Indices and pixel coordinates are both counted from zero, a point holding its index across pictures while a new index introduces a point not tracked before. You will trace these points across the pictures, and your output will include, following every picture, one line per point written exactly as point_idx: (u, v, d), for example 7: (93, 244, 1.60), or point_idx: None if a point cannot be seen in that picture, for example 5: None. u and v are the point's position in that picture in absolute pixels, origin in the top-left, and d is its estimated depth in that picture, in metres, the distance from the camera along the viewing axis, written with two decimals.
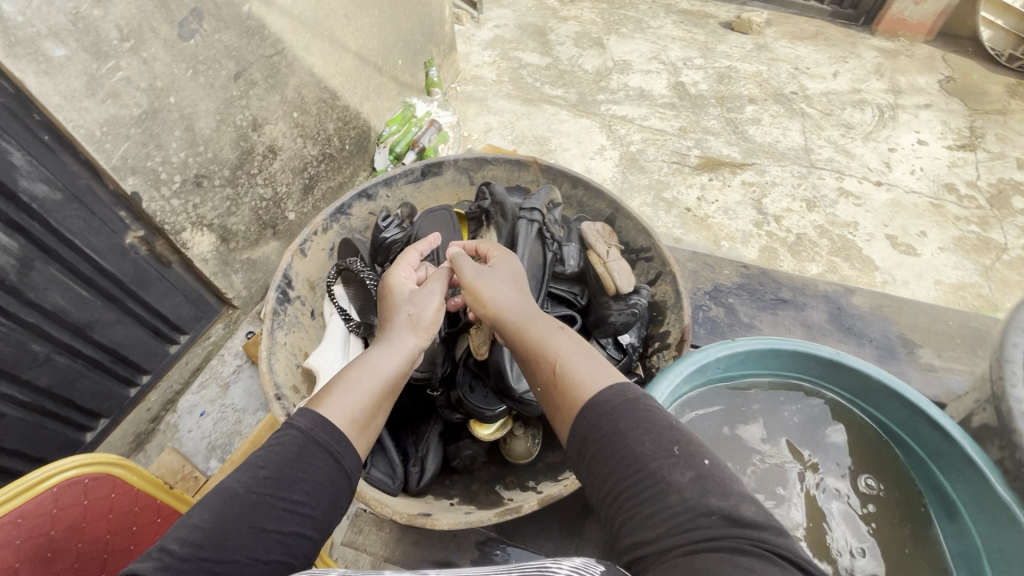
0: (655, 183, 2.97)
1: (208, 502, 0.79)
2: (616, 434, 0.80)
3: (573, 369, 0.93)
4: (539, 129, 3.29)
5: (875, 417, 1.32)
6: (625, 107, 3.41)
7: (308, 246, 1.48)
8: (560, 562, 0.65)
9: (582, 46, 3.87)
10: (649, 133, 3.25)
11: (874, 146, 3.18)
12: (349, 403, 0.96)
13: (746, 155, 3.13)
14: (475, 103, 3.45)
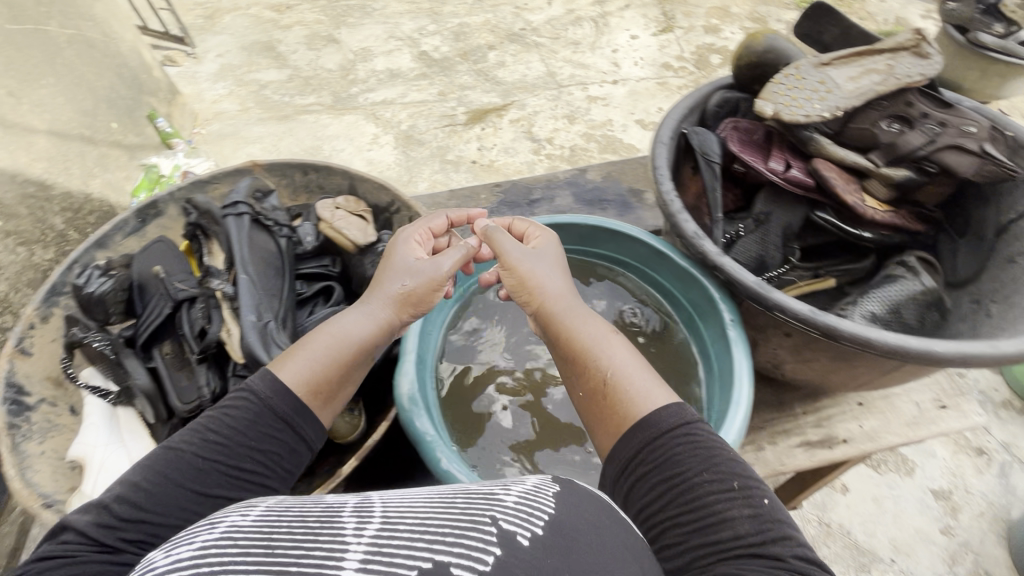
0: (436, 150, 3.07)
1: (152, 456, 0.83)
2: (674, 460, 0.82)
3: (627, 381, 0.94)
4: (307, 141, 3.17)
5: (591, 255, 1.46)
6: (381, 91, 3.42)
7: (28, 342, 1.27)
8: (510, 490, 0.67)
9: (317, 47, 3.75)
10: (413, 107, 3.31)
11: (600, 52, 3.58)
12: (312, 370, 0.95)
13: (504, 96, 3.34)
14: (231, 139, 3.21)
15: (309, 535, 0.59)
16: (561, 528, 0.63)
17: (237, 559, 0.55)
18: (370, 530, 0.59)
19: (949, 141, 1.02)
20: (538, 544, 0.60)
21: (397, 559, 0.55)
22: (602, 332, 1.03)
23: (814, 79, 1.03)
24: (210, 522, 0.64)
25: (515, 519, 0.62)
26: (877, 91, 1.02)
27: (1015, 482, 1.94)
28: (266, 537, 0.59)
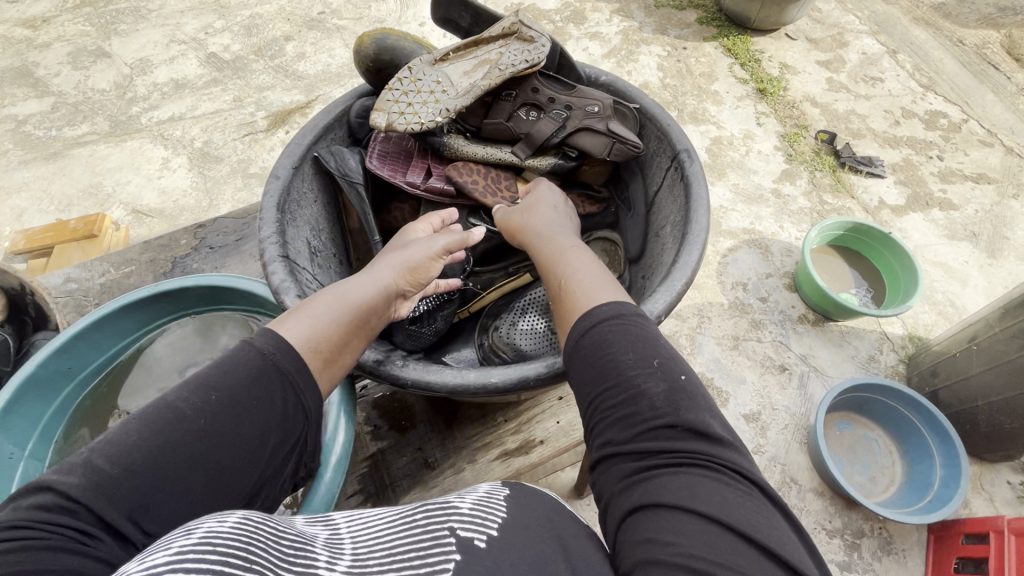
0: (237, 165, 2.80)
1: (145, 414, 0.81)
2: (605, 346, 0.81)
3: (570, 287, 0.92)
4: (83, 179, 2.78)
5: (221, 308, 1.49)
6: (167, 107, 3.04)
7: None
8: (463, 495, 0.73)
9: (84, 65, 3.25)
10: (206, 120, 2.98)
11: (408, 27, 3.36)
12: (313, 330, 0.93)
13: (308, 92, 3.07)
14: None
15: (288, 561, 0.61)
16: (513, 526, 0.69)
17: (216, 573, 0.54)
18: (345, 565, 0.63)
19: (578, 125, 1.22)
20: (498, 544, 0.66)
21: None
22: (570, 255, 1.00)
23: (429, 81, 1.15)
24: (186, 528, 0.61)
25: (471, 524, 0.68)
26: (487, 86, 1.15)
27: (812, 389, 2.11)
28: (244, 544, 0.59)
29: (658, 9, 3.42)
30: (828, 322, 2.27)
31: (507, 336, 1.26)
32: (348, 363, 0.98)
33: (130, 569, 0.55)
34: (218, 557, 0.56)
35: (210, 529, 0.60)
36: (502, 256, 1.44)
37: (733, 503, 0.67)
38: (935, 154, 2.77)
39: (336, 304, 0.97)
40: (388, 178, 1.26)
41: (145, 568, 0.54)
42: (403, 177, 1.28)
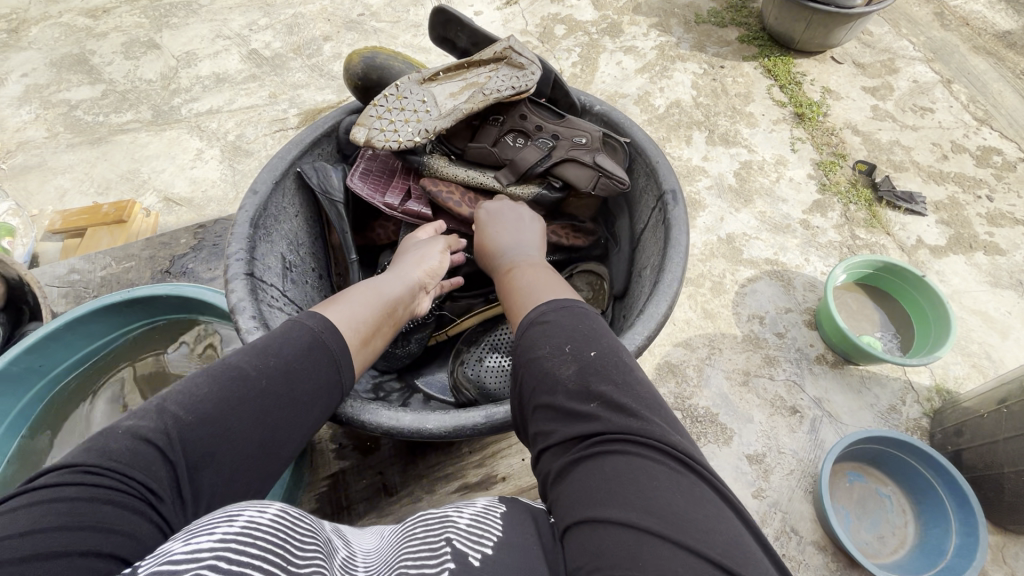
0: (264, 160, 2.87)
1: (213, 374, 0.88)
2: (528, 348, 0.89)
3: (526, 293, 1.00)
4: (122, 165, 2.91)
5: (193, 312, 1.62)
6: (206, 100, 3.15)
7: None
8: (465, 512, 0.75)
9: (135, 55, 3.40)
10: (241, 114, 3.08)
11: None
12: (353, 318, 1.04)
13: (340, 92, 3.14)
14: (41, 173, 2.91)
15: (317, 563, 0.62)
16: (511, 545, 0.69)
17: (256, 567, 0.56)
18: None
19: (563, 156, 1.26)
20: (488, 560, 0.66)
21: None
22: (525, 264, 1.09)
23: (415, 100, 1.22)
24: (228, 514, 0.63)
25: (468, 540, 0.69)
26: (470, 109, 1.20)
27: (823, 435, 2.01)
28: (280, 543, 0.61)
29: (698, 25, 3.33)
30: (847, 364, 2.16)
31: (473, 373, 1.30)
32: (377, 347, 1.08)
33: (175, 548, 0.57)
34: (257, 552, 0.58)
35: (251, 520, 0.62)
36: (483, 283, 1.48)
37: (651, 471, 0.68)
38: (984, 193, 2.60)
39: (359, 301, 1.08)
40: (369, 198, 1.35)
41: (188, 551, 0.56)
42: (384, 196, 1.36)
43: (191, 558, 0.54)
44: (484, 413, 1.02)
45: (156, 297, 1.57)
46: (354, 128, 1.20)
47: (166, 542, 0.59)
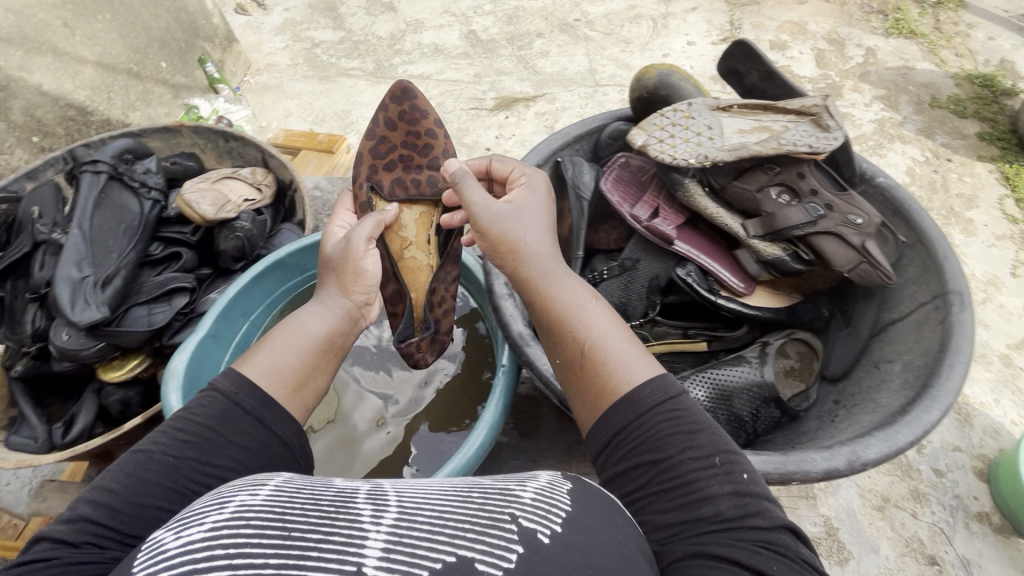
0: (455, 131, 3.08)
1: (132, 460, 0.85)
2: (658, 441, 0.85)
3: (616, 363, 0.92)
4: (337, 104, 3.28)
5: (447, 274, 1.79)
6: (421, 65, 3.45)
7: None
8: (526, 488, 0.77)
9: (375, 13, 3.82)
10: (446, 85, 3.32)
11: (650, 54, 3.38)
12: (275, 365, 1.01)
13: (537, 88, 3.27)
14: (272, 92, 3.35)
15: (327, 522, 0.65)
16: (580, 529, 0.72)
17: (255, 546, 0.60)
18: (387, 520, 0.66)
19: (828, 228, 1.19)
20: (559, 542, 0.69)
21: (417, 555, 0.63)
22: (584, 301, 1.02)
23: (701, 124, 1.20)
24: (220, 503, 0.69)
25: (535, 517, 0.71)
26: (755, 150, 1.16)
27: None
28: (280, 518, 0.65)
29: (932, 109, 3.00)
30: (1017, 537, 1.83)
31: None
32: (321, 382, 1.07)
33: (167, 542, 0.63)
34: (252, 530, 0.63)
35: (241, 503, 0.67)
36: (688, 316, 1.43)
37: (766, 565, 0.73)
38: None
39: (303, 331, 1.09)
40: (617, 205, 1.38)
41: (182, 545, 0.61)
42: (632, 208, 1.39)
43: (184, 554, 0.60)
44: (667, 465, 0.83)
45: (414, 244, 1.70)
46: (636, 132, 1.22)
47: (158, 533, 0.66)
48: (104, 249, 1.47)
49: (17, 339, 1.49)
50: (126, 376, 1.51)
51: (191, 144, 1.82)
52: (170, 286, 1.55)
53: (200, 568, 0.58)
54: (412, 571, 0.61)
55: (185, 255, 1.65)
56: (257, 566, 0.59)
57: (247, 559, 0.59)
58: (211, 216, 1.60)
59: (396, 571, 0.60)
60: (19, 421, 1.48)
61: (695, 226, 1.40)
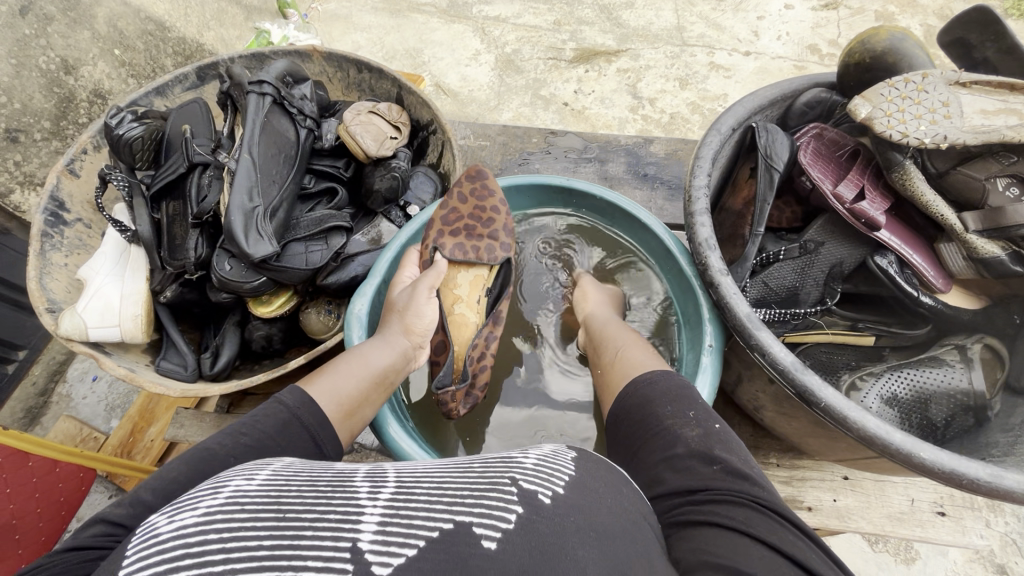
0: (531, 81, 2.27)
1: (192, 457, 0.51)
2: (646, 403, 0.66)
3: (627, 358, 0.77)
4: (409, 41, 2.39)
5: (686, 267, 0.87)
6: (499, 6, 2.48)
7: (79, 165, 1.01)
8: (528, 451, 0.51)
9: None
10: (524, 29, 2.40)
11: (743, 16, 2.38)
12: (340, 381, 0.66)
13: (619, 40, 2.35)
14: (339, 22, 2.46)
15: (321, 498, 0.41)
16: (588, 492, 0.47)
17: (248, 525, 0.37)
18: (387, 492, 0.42)
19: None
20: (565, 502, 0.44)
21: (418, 523, 0.39)
22: (621, 326, 0.86)
23: (934, 97, 0.77)
24: (215, 479, 0.44)
25: (536, 479, 0.46)
26: (1004, 138, 0.75)
27: None
28: (276, 497, 0.41)
29: None
30: None
31: None
32: (370, 416, 0.69)
33: (159, 527, 0.38)
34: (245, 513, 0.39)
35: (242, 487, 0.42)
36: None
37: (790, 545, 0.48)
38: None
39: (367, 357, 0.72)
40: (809, 180, 0.88)
41: (171, 529, 0.38)
42: (833, 185, 0.87)
43: (174, 537, 0.37)
44: (990, 470, 0.57)
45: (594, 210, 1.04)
46: (849, 102, 0.80)
47: (149, 519, 0.41)
48: (267, 175, 0.87)
49: (178, 268, 0.89)
50: (279, 314, 0.96)
51: (319, 72, 1.19)
52: (329, 222, 0.93)
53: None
54: (412, 542, 0.38)
55: (340, 192, 1.00)
56: (248, 546, 0.36)
57: (242, 539, 0.36)
58: (374, 153, 0.99)
59: (393, 548, 0.37)
60: (165, 348, 0.94)
61: (899, 212, 0.92)
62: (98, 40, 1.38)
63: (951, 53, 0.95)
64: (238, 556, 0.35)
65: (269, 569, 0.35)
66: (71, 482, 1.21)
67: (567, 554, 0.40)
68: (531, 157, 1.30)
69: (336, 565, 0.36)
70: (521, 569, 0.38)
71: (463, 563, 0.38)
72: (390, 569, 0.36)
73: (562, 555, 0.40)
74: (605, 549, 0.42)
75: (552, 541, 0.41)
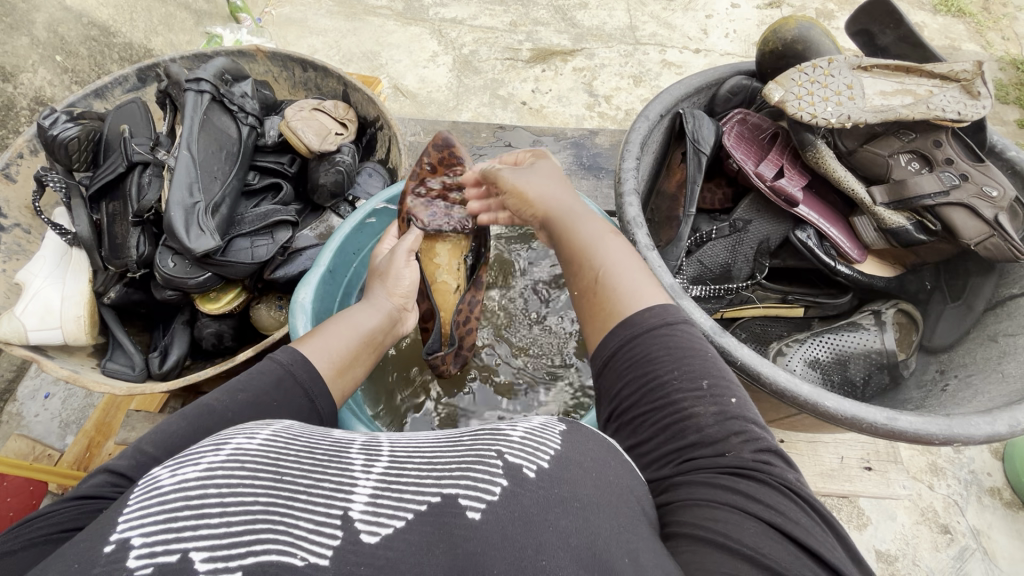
0: (489, 81, 2.29)
1: (190, 414, 0.52)
2: (647, 360, 0.53)
3: (617, 280, 0.59)
4: (366, 45, 2.37)
5: None
6: (456, 7, 2.50)
7: (15, 170, 0.99)
8: (517, 420, 0.47)
9: None
10: (482, 30, 2.43)
11: (692, 16, 2.47)
12: (332, 341, 0.66)
13: (575, 39, 2.40)
14: (294, 26, 2.43)
15: (317, 466, 0.40)
16: (574, 463, 0.43)
17: (246, 482, 0.37)
18: (381, 465, 0.41)
19: (960, 200, 0.81)
20: (552, 475, 0.41)
21: (407, 496, 0.38)
22: (593, 227, 0.66)
23: (839, 80, 0.83)
24: (217, 436, 0.43)
25: (523, 451, 0.42)
26: (899, 117, 0.82)
27: None
28: (275, 459, 0.40)
29: None
30: None
31: None
32: (361, 376, 0.69)
33: (160, 479, 0.38)
34: (246, 473, 0.38)
35: (242, 444, 0.41)
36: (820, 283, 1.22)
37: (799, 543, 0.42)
38: None
39: (356, 321, 0.71)
40: (733, 162, 0.94)
41: (172, 481, 0.37)
42: (755, 164, 0.94)
43: (174, 491, 0.36)
44: (885, 414, 0.65)
45: None
46: (764, 87, 0.86)
47: (152, 470, 0.40)
48: (207, 172, 0.89)
49: (119, 267, 0.90)
50: (228, 311, 0.97)
51: (265, 71, 1.20)
52: (273, 217, 0.94)
53: (181, 531, 0.34)
54: (401, 514, 0.37)
55: (285, 187, 1.01)
56: (244, 504, 0.35)
57: (239, 496, 0.36)
58: (317, 148, 1.00)
59: (382, 518, 0.37)
60: (112, 349, 0.94)
61: (818, 190, 0.98)
62: (37, 45, 1.36)
63: (857, 41, 1.02)
64: (235, 511, 0.35)
65: (261, 528, 0.35)
66: (20, 496, 1.17)
67: (549, 524, 0.37)
68: (482, 151, 1.33)
69: (326, 531, 0.36)
70: (505, 543, 0.36)
71: (449, 535, 0.36)
72: (378, 538, 0.36)
73: (544, 525, 0.37)
74: (590, 516, 0.39)
75: (534, 514, 0.38)
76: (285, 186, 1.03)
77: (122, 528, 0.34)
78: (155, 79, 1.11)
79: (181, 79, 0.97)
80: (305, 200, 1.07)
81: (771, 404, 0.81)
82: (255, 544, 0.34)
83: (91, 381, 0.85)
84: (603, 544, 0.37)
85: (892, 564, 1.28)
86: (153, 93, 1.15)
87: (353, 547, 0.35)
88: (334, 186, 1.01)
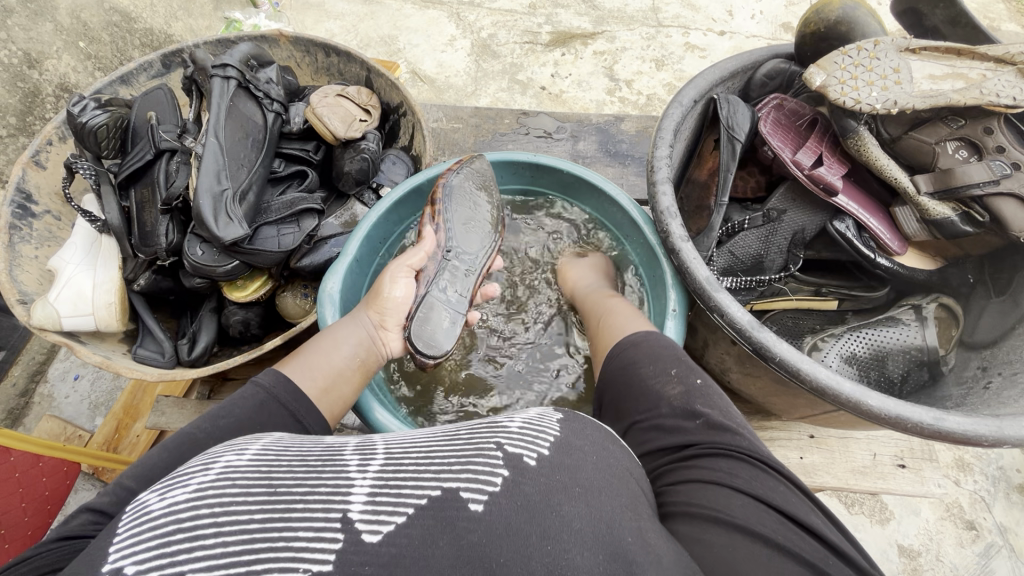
0: (507, 65, 2.25)
1: (171, 445, 0.52)
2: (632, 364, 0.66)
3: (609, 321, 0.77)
4: (383, 29, 2.34)
5: (647, 234, 0.91)
6: None
7: (45, 156, 1.00)
8: (513, 412, 0.46)
9: None
10: (500, 13, 2.38)
11: None
12: (312, 358, 0.68)
13: (594, 20, 2.34)
14: (312, 10, 2.39)
15: (311, 472, 0.40)
16: (573, 448, 0.43)
17: (239, 500, 0.37)
18: (376, 464, 0.40)
19: (1013, 190, 0.78)
20: (553, 463, 0.41)
21: (406, 492, 0.38)
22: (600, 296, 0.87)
23: (885, 64, 0.79)
24: (208, 455, 0.43)
25: (522, 440, 0.42)
26: (950, 101, 0.78)
27: None
28: (266, 472, 0.40)
29: None
30: None
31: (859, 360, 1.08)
32: (350, 396, 0.70)
33: (150, 503, 0.37)
34: (239, 489, 0.38)
35: (232, 462, 0.41)
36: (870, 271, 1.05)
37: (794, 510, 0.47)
38: None
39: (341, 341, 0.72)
40: (770, 149, 0.91)
41: (161, 505, 0.37)
42: (792, 152, 0.90)
43: (165, 515, 0.36)
44: (933, 414, 0.63)
45: (553, 174, 1.03)
46: (805, 70, 0.82)
47: (140, 497, 0.40)
48: (234, 159, 0.89)
49: (149, 254, 0.90)
50: (254, 299, 0.98)
51: (287, 57, 1.19)
52: (300, 205, 0.94)
53: (175, 555, 0.33)
54: (401, 510, 0.36)
55: (310, 174, 1.01)
56: (239, 520, 0.35)
57: (233, 514, 0.36)
58: (342, 134, 1.00)
59: (382, 516, 0.36)
60: (141, 335, 0.95)
61: (857, 178, 0.95)
62: (62, 31, 1.36)
63: (903, 21, 0.97)
64: (230, 530, 0.35)
65: (261, 545, 0.34)
66: (55, 476, 1.15)
67: (553, 510, 0.37)
68: (504, 137, 1.31)
69: (327, 535, 0.35)
70: (510, 534, 0.36)
71: (451, 526, 0.36)
72: (380, 537, 0.35)
73: (546, 510, 0.37)
74: (590, 499, 0.39)
75: (537, 501, 0.38)
76: (309, 173, 1.03)
77: (115, 556, 0.34)
78: (178, 64, 1.11)
79: (203, 66, 0.97)
80: (330, 187, 1.07)
81: (806, 400, 0.79)
82: (254, 553, 0.34)
83: (125, 365, 0.87)
84: (606, 526, 0.38)
85: (916, 559, 1.26)
86: (175, 79, 1.15)
87: (354, 548, 0.34)
88: (361, 172, 0.99)
